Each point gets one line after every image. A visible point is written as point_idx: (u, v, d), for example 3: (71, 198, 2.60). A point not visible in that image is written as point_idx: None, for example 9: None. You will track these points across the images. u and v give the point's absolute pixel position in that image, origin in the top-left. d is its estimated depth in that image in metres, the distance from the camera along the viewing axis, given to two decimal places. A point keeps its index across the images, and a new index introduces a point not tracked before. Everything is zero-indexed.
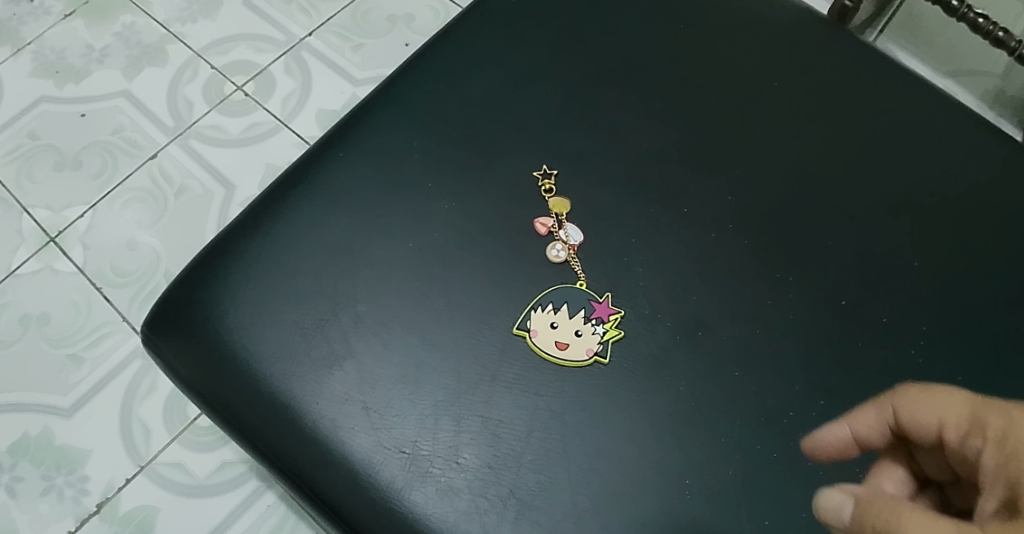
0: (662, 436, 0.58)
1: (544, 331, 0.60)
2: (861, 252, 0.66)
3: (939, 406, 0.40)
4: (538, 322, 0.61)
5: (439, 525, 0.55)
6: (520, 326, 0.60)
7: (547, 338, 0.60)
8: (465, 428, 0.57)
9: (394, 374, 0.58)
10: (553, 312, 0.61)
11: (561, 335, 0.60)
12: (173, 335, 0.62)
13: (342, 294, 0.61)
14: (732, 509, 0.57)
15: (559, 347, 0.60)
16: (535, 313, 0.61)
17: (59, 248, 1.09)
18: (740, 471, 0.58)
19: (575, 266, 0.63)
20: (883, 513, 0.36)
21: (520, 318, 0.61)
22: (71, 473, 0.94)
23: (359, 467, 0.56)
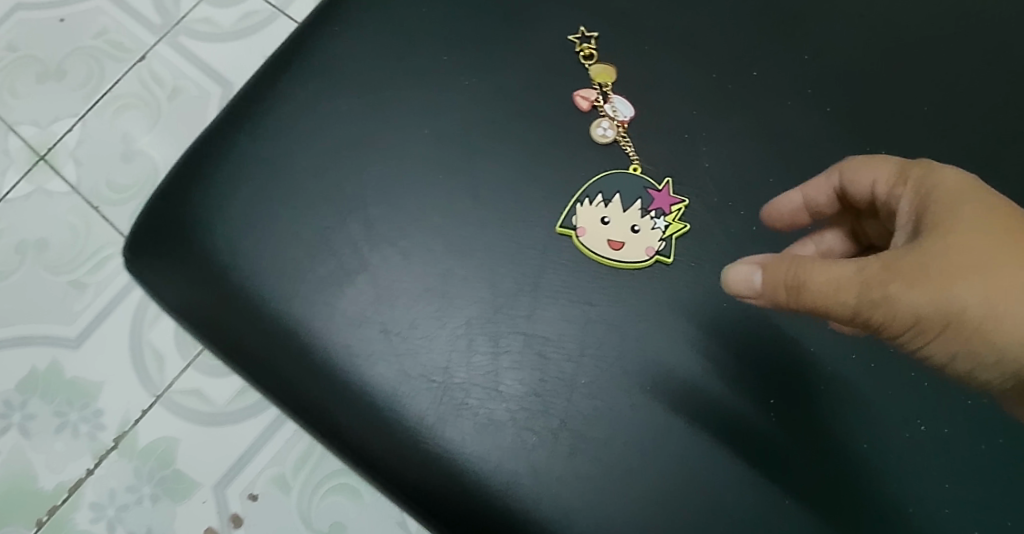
0: (739, 351, 0.48)
1: (594, 229, 0.49)
2: (972, 120, 0.54)
3: (873, 169, 0.42)
4: (587, 218, 0.50)
5: (478, 465, 0.46)
6: (564, 225, 0.49)
7: (598, 238, 0.49)
8: (504, 350, 0.47)
9: (416, 290, 0.48)
10: (603, 206, 0.50)
11: (614, 233, 0.49)
12: (157, 256, 0.53)
13: (347, 195, 0.51)
14: (825, 430, 0.47)
15: (612, 247, 0.49)
16: (581, 207, 0.50)
17: (50, 167, 0.99)
18: (833, 383, 0.48)
19: (627, 148, 0.52)
20: (796, 261, 0.39)
21: (564, 214, 0.50)
22: (84, 407, 0.89)
23: (383, 401, 0.47)
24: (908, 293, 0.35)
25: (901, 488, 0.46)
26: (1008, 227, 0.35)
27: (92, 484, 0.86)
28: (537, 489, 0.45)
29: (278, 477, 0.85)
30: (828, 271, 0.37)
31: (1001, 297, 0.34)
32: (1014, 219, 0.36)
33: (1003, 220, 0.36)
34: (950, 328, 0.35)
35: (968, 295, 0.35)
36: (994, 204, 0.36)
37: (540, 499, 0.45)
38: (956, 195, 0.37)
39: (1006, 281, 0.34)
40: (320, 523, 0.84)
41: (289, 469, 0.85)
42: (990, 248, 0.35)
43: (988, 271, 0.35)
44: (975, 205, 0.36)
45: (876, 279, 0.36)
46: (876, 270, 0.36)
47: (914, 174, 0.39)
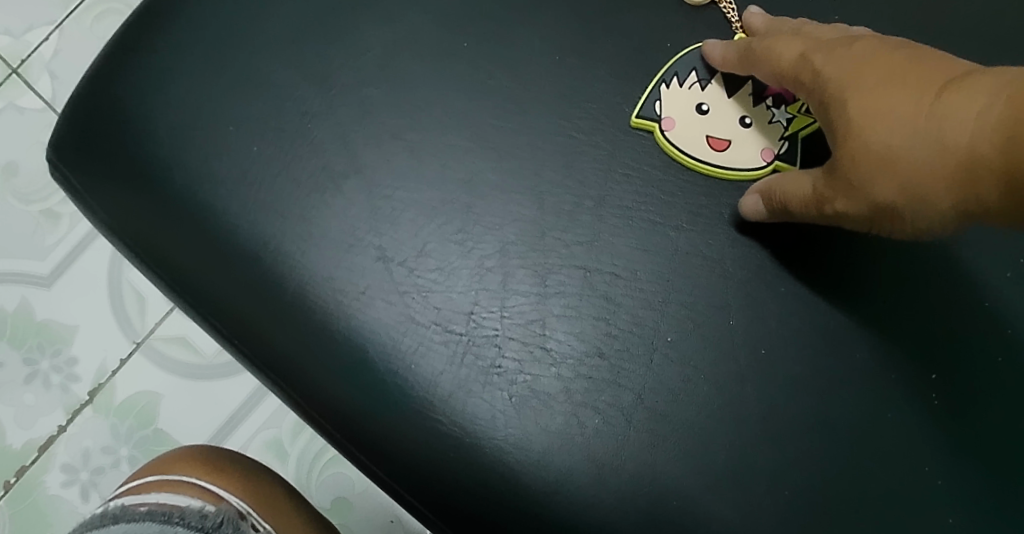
0: (889, 308, 0.34)
1: (688, 122, 0.35)
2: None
3: (766, 54, 0.33)
4: (678, 105, 0.35)
5: (516, 457, 0.31)
6: (644, 114, 0.35)
7: (693, 134, 0.35)
8: (555, 291, 0.33)
9: (431, 206, 0.34)
10: (697, 89, 0.35)
11: (714, 128, 0.35)
12: (84, 151, 0.36)
13: (336, 70, 0.36)
14: (1002, 426, 0.34)
15: (712, 147, 0.35)
16: (667, 90, 0.35)
17: (23, 82, 0.79)
18: (1017, 363, 0.34)
19: (728, 10, 0.37)
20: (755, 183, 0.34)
21: (646, 98, 0.35)
22: (57, 355, 0.74)
23: (380, 359, 0.32)
24: (846, 203, 0.30)
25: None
26: (911, 87, 0.28)
27: (64, 443, 0.72)
28: (603, 491, 0.31)
29: (273, 443, 0.71)
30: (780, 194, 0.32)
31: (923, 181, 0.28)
32: (930, 76, 0.28)
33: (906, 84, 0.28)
34: (897, 220, 0.29)
35: (890, 190, 0.28)
36: (901, 66, 0.29)
37: (607, 503, 0.31)
38: (851, 73, 0.30)
39: (916, 159, 0.28)
40: (321, 498, 0.70)
41: (287, 435, 0.71)
42: (894, 126, 0.28)
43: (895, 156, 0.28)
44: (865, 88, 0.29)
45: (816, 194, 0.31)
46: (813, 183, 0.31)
47: (812, 57, 0.31)
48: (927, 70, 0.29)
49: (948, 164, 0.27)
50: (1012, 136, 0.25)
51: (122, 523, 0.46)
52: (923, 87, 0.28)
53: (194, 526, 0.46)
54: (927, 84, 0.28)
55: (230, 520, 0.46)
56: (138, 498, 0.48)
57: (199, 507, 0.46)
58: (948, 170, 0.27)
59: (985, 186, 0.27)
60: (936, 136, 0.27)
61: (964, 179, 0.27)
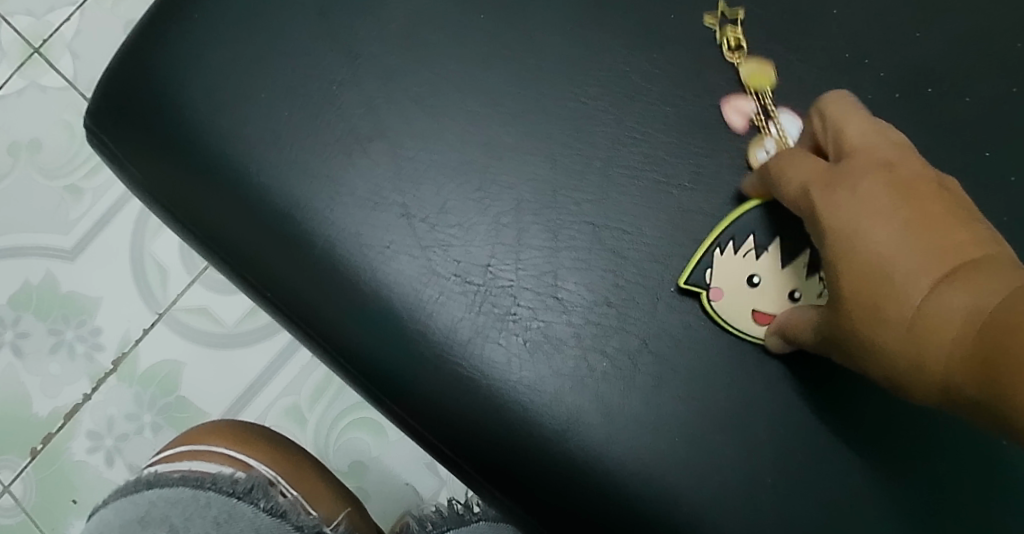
0: None
1: (736, 293, 0.34)
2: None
3: (779, 173, 0.32)
4: (726, 272, 0.34)
5: (528, 399, 0.34)
6: (691, 280, 0.34)
7: (741, 304, 0.34)
8: (567, 245, 0.35)
9: (450, 165, 0.36)
10: (750, 256, 0.34)
11: (763, 300, 0.34)
12: (120, 116, 0.38)
13: (361, 38, 0.38)
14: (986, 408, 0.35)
15: (759, 321, 0.34)
16: (718, 259, 0.34)
17: (45, 61, 0.81)
18: None
19: None
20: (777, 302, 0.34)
21: (694, 265, 0.34)
22: (81, 326, 0.76)
23: (402, 308, 0.35)
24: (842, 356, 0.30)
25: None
26: (900, 278, 0.26)
27: (89, 411, 0.75)
28: (609, 431, 0.34)
29: (292, 409, 0.74)
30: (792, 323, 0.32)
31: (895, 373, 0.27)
32: (923, 264, 0.25)
33: (886, 266, 0.26)
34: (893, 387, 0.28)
35: (878, 372, 0.28)
36: (901, 233, 0.26)
37: (613, 441, 0.34)
38: (842, 242, 0.27)
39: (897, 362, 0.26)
40: (339, 462, 0.73)
41: (306, 402, 0.74)
42: (875, 322, 0.26)
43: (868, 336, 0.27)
44: (852, 266, 0.27)
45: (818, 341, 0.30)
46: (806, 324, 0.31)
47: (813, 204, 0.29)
48: (921, 240, 0.26)
49: (920, 374, 0.26)
50: (982, 391, 0.23)
51: (156, 488, 0.50)
52: (911, 275, 0.25)
53: (224, 489, 0.50)
54: (920, 271, 0.25)
55: (258, 485, 0.50)
56: (172, 466, 0.51)
57: (230, 474, 0.50)
58: (929, 383, 0.26)
59: (958, 403, 0.25)
60: (913, 350, 0.25)
61: (944, 396, 0.25)
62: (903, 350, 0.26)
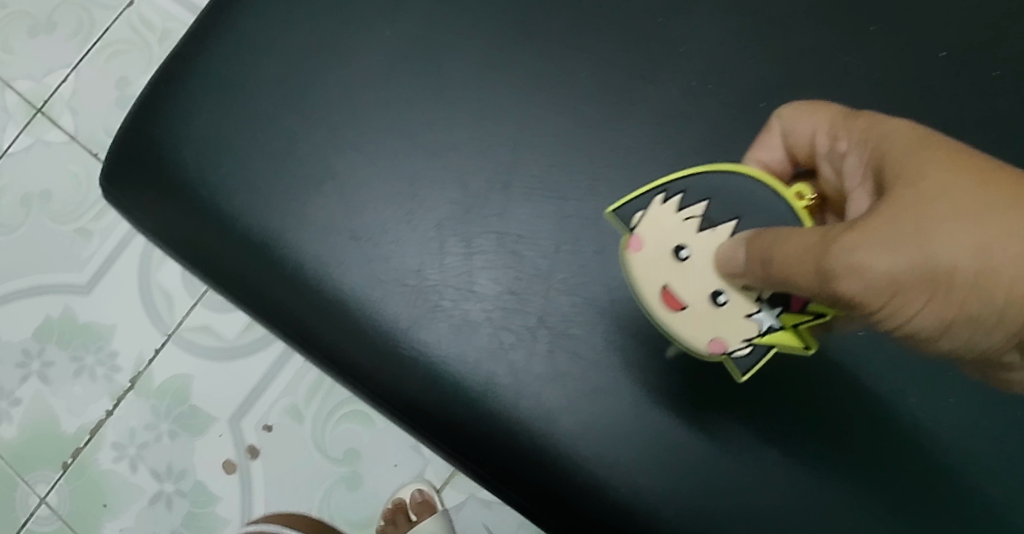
0: None
1: (655, 246, 0.39)
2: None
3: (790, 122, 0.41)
4: (653, 221, 0.39)
5: (456, 369, 0.45)
6: (620, 214, 0.40)
7: (659, 271, 0.39)
8: (479, 249, 0.46)
9: (386, 196, 0.48)
10: (693, 229, 0.38)
11: (677, 278, 0.38)
12: (131, 178, 0.50)
13: (313, 102, 0.49)
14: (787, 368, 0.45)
15: (665, 295, 0.39)
16: (656, 207, 0.39)
17: (49, 119, 0.92)
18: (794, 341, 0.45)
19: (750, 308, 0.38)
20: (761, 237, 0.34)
21: (633, 200, 0.40)
22: (100, 351, 0.87)
23: (357, 307, 0.46)
24: (884, 252, 0.29)
25: (961, 422, 0.45)
26: (978, 173, 0.30)
27: (112, 425, 0.86)
28: (517, 388, 0.45)
29: (291, 409, 0.84)
30: (793, 239, 0.32)
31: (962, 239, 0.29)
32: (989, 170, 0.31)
33: (957, 167, 0.31)
34: (943, 288, 0.30)
35: (957, 250, 0.29)
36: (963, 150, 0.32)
37: (522, 396, 0.45)
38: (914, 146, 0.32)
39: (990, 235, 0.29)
40: (334, 451, 0.83)
41: (303, 401, 0.84)
42: (966, 198, 0.30)
43: (963, 198, 0.30)
44: (935, 158, 0.31)
45: (835, 237, 0.30)
46: (833, 228, 0.31)
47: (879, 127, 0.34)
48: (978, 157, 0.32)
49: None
50: None
51: None
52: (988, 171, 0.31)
53: None
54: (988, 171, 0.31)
55: None
56: None
57: None
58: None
59: None
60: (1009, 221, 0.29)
61: None
62: (1006, 227, 0.29)
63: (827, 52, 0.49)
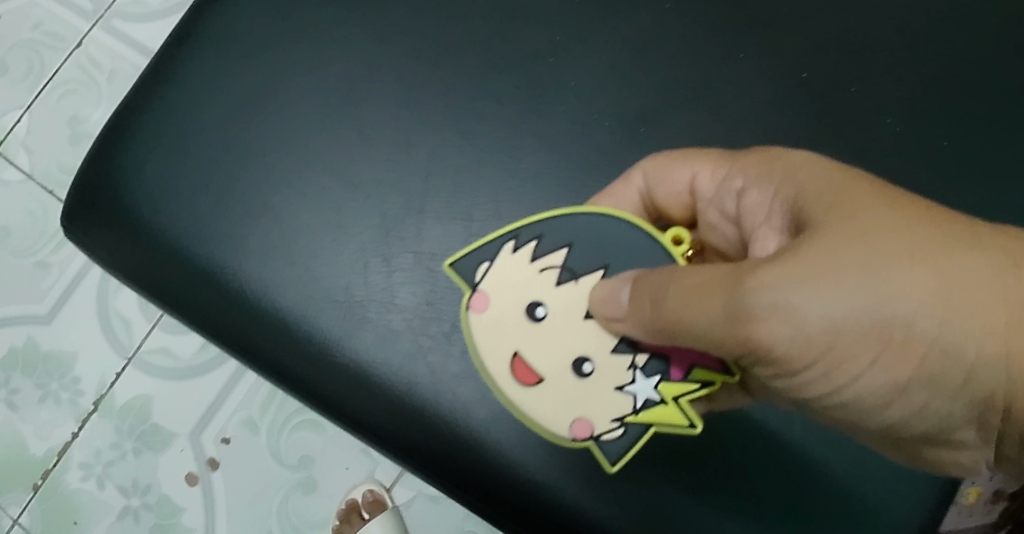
0: None
1: (501, 304, 0.45)
2: (834, 13, 0.58)
3: (658, 171, 0.51)
4: (502, 269, 0.45)
5: (382, 371, 0.53)
6: (458, 268, 0.46)
7: (511, 335, 0.44)
8: (399, 267, 0.54)
9: (317, 225, 0.55)
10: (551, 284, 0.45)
11: (527, 344, 0.44)
12: (90, 218, 0.57)
13: (252, 146, 0.57)
14: None
15: (515, 366, 0.44)
16: (511, 258, 0.45)
17: (4, 158, 0.96)
18: None
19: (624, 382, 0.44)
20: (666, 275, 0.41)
21: (466, 254, 0.46)
22: (63, 377, 0.92)
23: (294, 322, 0.54)
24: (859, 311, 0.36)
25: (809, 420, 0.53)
26: (932, 230, 0.37)
27: (79, 446, 0.90)
28: (436, 385, 0.53)
29: (247, 422, 0.90)
30: (701, 275, 0.39)
31: (894, 294, 0.36)
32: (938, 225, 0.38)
33: (915, 226, 0.37)
34: (907, 339, 0.36)
35: (920, 307, 0.36)
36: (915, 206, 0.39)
37: (440, 391, 0.52)
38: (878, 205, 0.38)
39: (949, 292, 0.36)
40: (290, 458, 0.89)
41: (258, 414, 0.90)
42: (922, 257, 0.36)
43: (925, 257, 0.36)
44: (895, 216, 0.38)
45: (775, 287, 0.37)
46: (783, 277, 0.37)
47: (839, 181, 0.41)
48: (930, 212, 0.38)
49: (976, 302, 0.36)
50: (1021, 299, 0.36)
51: None
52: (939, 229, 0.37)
53: None
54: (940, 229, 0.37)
55: None
56: None
57: None
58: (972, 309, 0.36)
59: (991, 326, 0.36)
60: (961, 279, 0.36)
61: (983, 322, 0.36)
62: (962, 286, 0.36)
63: (695, 82, 0.58)
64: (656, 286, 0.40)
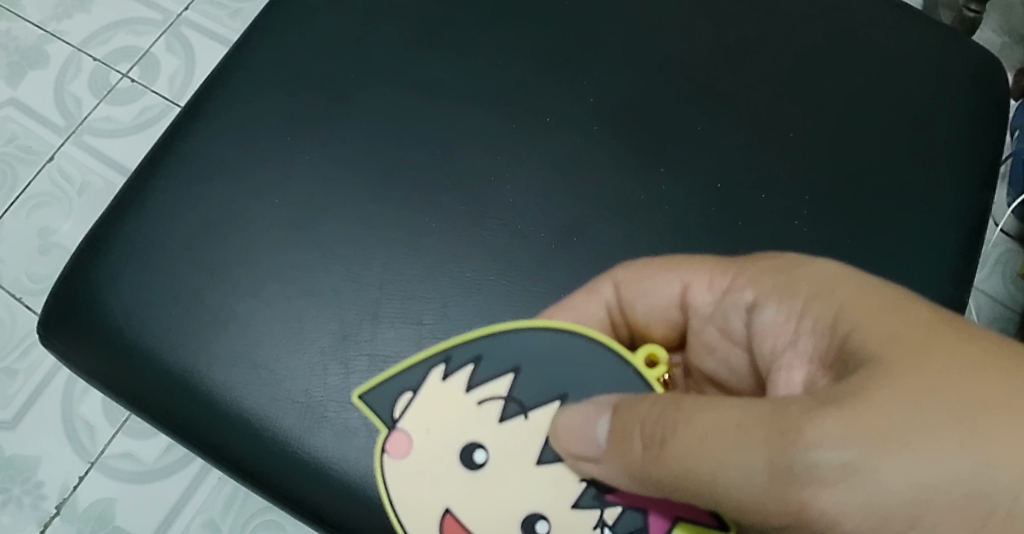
0: None
1: (425, 442, 0.47)
2: (737, 131, 0.68)
3: (634, 278, 0.55)
4: (425, 399, 0.47)
5: (340, 466, 0.57)
6: (368, 402, 0.48)
7: (447, 483, 0.46)
8: (355, 369, 0.60)
9: (279, 332, 0.61)
10: (483, 417, 0.46)
11: (459, 488, 0.46)
12: (67, 330, 0.62)
13: (220, 261, 0.63)
14: None
15: (456, 524, 0.46)
16: (436, 390, 0.47)
17: None
18: None
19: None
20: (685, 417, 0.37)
21: (373, 385, 0.48)
22: (27, 481, 0.93)
23: (259, 424, 0.59)
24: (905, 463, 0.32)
25: None
26: (991, 367, 0.34)
27: None
28: None
29: (209, 522, 0.92)
30: (725, 422, 0.36)
31: (973, 464, 0.32)
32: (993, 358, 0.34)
33: (966, 361, 0.34)
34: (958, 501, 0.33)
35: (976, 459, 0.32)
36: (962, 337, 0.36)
37: None
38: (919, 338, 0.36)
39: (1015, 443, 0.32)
40: None
41: (219, 513, 0.92)
42: (979, 395, 0.33)
43: (982, 401, 0.33)
44: (941, 350, 0.35)
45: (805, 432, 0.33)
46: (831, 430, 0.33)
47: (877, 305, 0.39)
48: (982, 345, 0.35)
49: None
50: None
51: None
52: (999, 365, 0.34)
53: None
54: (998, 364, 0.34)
55: None
56: None
57: None
58: None
59: None
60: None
61: None
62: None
63: (619, 195, 0.66)
64: (666, 433, 0.37)
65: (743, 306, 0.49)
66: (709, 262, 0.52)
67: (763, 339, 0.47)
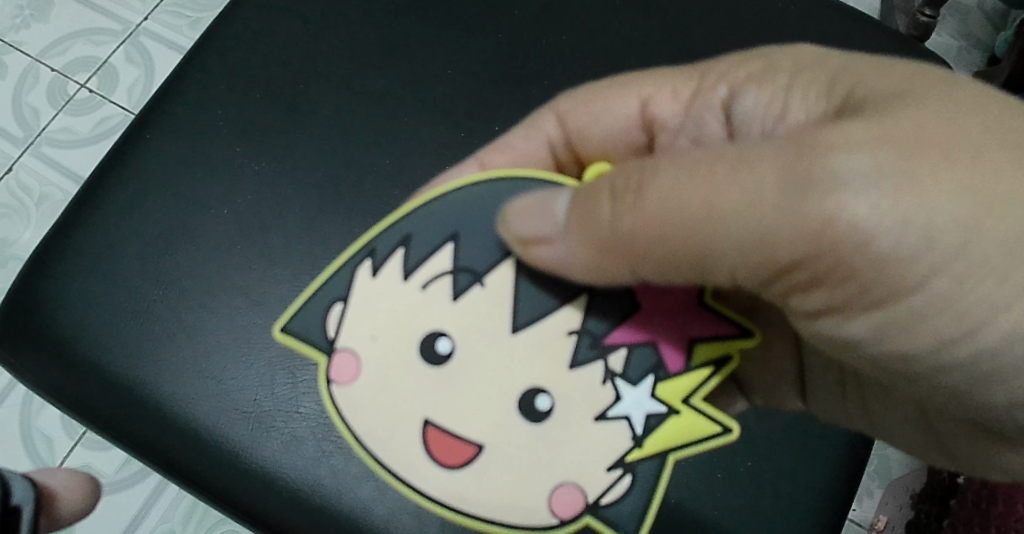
0: None
1: (372, 348, 0.46)
2: None
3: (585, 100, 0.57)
4: (359, 306, 0.47)
5: (288, 475, 0.58)
6: (296, 334, 0.47)
7: (409, 394, 0.45)
8: (303, 378, 0.61)
9: (227, 342, 0.61)
10: (432, 294, 0.46)
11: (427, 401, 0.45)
12: (11, 341, 0.61)
13: (169, 271, 0.63)
14: None
15: (446, 434, 0.45)
16: (370, 287, 0.47)
17: None
18: None
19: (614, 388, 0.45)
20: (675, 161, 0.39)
21: (296, 308, 0.47)
22: None
23: (207, 433, 0.59)
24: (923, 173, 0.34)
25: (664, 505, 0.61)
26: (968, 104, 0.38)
27: None
28: (338, 485, 0.58)
29: None
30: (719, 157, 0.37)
31: (972, 171, 0.35)
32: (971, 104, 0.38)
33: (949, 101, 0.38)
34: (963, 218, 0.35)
35: (978, 170, 0.35)
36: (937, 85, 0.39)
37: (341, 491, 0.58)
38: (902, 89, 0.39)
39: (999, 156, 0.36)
40: None
41: (180, 524, 0.92)
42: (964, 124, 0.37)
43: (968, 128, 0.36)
44: (927, 93, 0.38)
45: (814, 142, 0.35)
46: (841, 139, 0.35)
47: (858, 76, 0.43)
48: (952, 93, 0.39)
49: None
50: None
51: None
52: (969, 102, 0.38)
53: None
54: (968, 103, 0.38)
55: None
56: None
57: None
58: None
59: None
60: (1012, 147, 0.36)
61: None
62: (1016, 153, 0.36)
63: None
64: (653, 178, 0.39)
65: (718, 102, 0.53)
66: (667, 76, 0.55)
67: (745, 125, 0.51)
